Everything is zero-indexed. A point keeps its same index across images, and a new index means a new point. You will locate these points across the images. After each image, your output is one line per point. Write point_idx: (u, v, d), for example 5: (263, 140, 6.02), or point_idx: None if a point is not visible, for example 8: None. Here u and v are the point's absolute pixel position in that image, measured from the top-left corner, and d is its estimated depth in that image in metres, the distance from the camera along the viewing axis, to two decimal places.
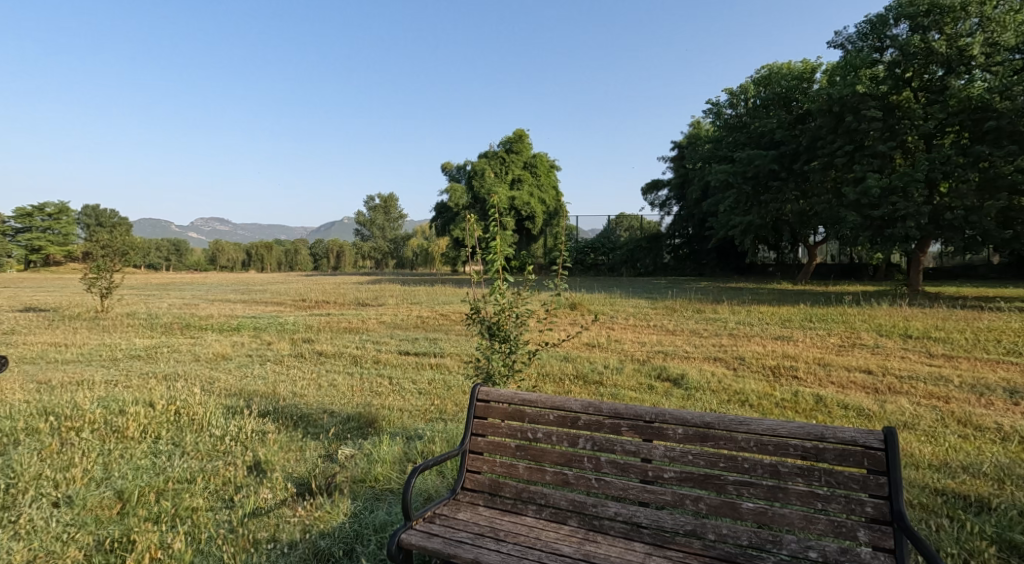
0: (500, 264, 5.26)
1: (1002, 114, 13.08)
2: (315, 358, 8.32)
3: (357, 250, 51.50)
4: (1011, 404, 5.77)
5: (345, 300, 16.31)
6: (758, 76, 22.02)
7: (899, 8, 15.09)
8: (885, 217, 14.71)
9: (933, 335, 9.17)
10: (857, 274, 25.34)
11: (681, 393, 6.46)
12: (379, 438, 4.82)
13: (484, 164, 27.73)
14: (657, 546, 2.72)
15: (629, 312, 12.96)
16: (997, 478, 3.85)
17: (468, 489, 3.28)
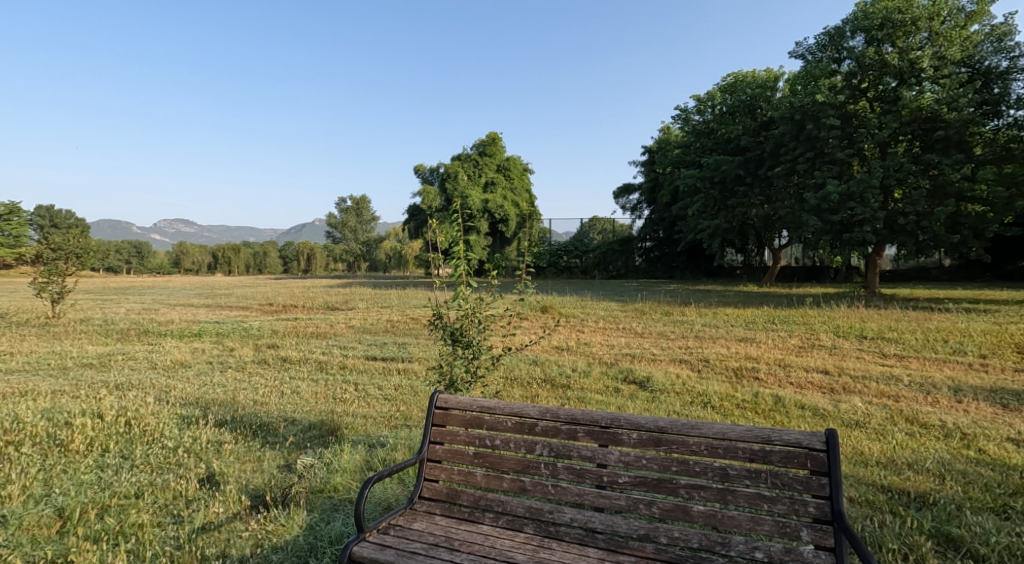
0: (464, 270, 5.21)
1: (950, 124, 13.73)
2: (279, 364, 8.16)
3: (327, 253, 50.83)
4: (955, 402, 6.01)
5: (313, 304, 16.07)
6: (724, 83, 22.37)
7: (855, 20, 15.68)
8: (843, 221, 15.11)
9: (886, 336, 9.51)
10: (818, 277, 26.08)
11: (647, 395, 6.55)
12: (340, 446, 4.73)
13: (457, 167, 27.67)
14: (610, 551, 2.75)
15: (598, 315, 13.07)
16: (938, 473, 4.00)
17: (425, 498, 3.24)
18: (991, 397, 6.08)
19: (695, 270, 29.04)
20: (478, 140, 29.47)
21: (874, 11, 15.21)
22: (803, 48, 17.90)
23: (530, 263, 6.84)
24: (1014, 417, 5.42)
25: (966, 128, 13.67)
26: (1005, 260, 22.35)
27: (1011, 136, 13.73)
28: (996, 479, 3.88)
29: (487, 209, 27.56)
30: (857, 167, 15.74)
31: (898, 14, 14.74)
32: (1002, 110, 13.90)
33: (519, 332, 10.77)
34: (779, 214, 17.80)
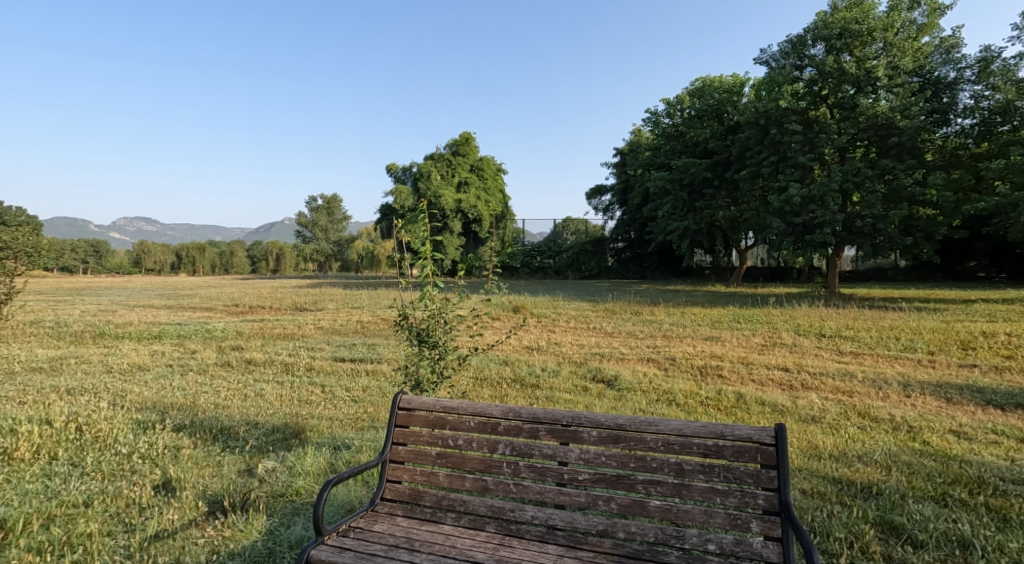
0: (431, 271, 5.17)
1: (903, 131, 14.25)
2: (243, 367, 8.00)
3: (296, 253, 49.88)
4: (905, 396, 6.25)
5: (281, 305, 15.78)
6: (693, 87, 22.84)
7: (817, 29, 16.03)
8: (804, 224, 15.56)
9: (844, 334, 9.82)
10: (782, 278, 26.78)
11: (614, 393, 6.63)
12: (303, 449, 4.66)
13: (429, 167, 27.58)
14: (569, 547, 2.79)
15: (569, 315, 13.19)
16: (886, 465, 4.15)
17: (388, 500, 3.22)
18: (938, 392, 6.33)
19: (665, 270, 29.50)
20: (451, 140, 29.43)
21: (834, 21, 15.52)
22: (767, 55, 18.23)
23: (496, 264, 6.82)
24: (958, 410, 5.66)
25: (918, 134, 14.25)
26: (955, 260, 23.41)
27: (959, 144, 14.69)
28: (939, 468, 4.06)
29: (460, 209, 27.41)
30: (819, 172, 16.11)
31: (856, 24, 15.09)
32: (950, 119, 14.67)
33: (490, 333, 10.77)
34: (745, 216, 18.26)
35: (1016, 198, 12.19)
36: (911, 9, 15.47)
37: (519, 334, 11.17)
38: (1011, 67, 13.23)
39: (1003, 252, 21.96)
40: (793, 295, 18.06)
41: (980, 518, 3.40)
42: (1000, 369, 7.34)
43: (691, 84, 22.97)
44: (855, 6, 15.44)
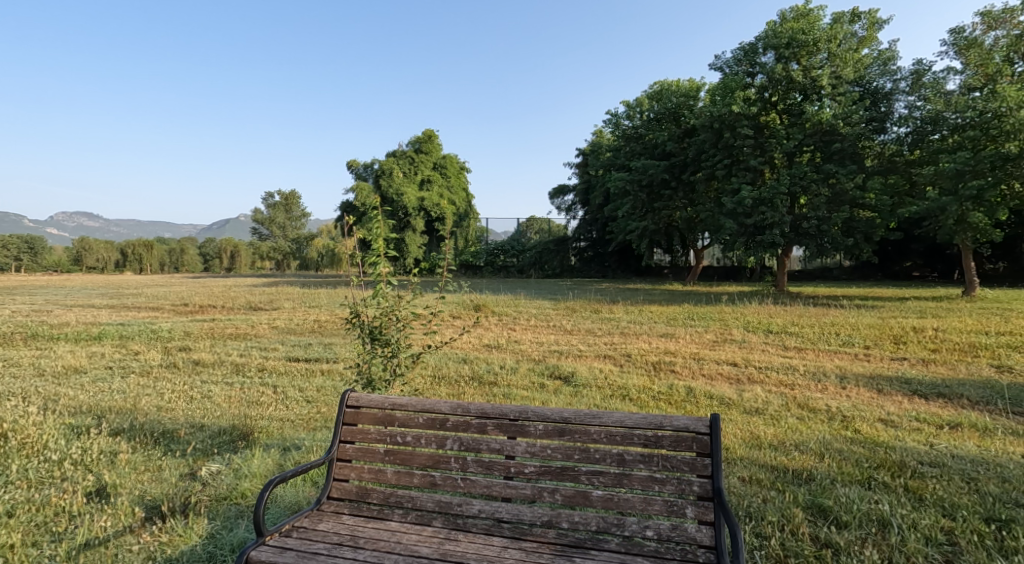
0: (383, 268, 5.11)
1: (845, 138, 15.13)
2: (190, 368, 7.74)
3: (251, 250, 48.38)
4: (841, 388, 6.55)
5: (233, 304, 15.30)
6: (652, 91, 23.32)
7: (767, 38, 16.18)
8: (755, 225, 16.01)
9: (789, 330, 10.21)
10: (736, 276, 27.58)
11: (570, 390, 6.72)
12: (250, 451, 4.54)
13: (392, 163, 27.08)
14: (514, 538, 2.83)
15: (530, 313, 13.25)
16: (820, 453, 4.35)
17: (334, 499, 3.18)
18: (871, 384, 6.66)
19: (626, 270, 29.96)
20: (413, 136, 29.15)
21: (782, 30, 15.84)
22: (722, 62, 18.60)
23: (451, 263, 6.72)
24: (888, 400, 5.98)
25: (859, 141, 15.18)
26: (893, 260, 24.61)
27: (895, 151, 15.43)
28: (867, 454, 4.29)
29: (422, 207, 27.08)
30: (770, 175, 16.72)
31: (804, 34, 15.48)
32: (888, 127, 15.43)
33: (451, 332, 10.72)
34: (701, 216, 18.76)
35: (945, 202, 12.93)
36: (852, 22, 16.09)
37: (478, 332, 11.14)
38: (940, 79, 14.10)
39: (936, 253, 23.19)
40: (743, 295, 18.01)
41: (900, 499, 3.61)
42: (926, 361, 7.77)
43: (650, 88, 23.41)
44: (802, 17, 15.84)
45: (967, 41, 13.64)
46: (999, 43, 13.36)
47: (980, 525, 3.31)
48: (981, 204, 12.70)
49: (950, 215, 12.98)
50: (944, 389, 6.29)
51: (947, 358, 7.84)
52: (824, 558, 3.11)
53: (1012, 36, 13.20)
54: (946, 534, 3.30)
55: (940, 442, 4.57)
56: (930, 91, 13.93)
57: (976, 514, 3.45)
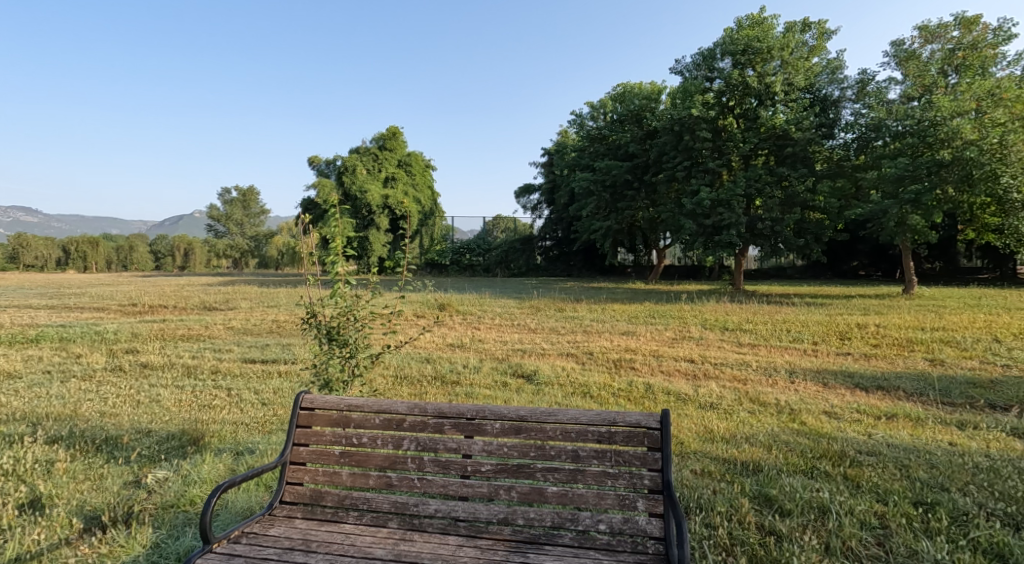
0: (341, 268, 5.05)
1: (797, 142, 15.68)
2: (137, 371, 7.46)
3: (206, 248, 46.96)
4: (790, 382, 6.79)
5: (186, 304, 14.79)
6: (615, 92, 23.64)
7: (724, 44, 16.58)
8: (713, 226, 16.38)
9: (744, 327, 10.53)
10: (696, 275, 28.21)
11: (532, 388, 6.77)
12: (200, 456, 4.40)
13: (355, 160, 26.59)
14: (470, 536, 2.85)
15: (495, 312, 13.25)
16: (768, 445, 4.51)
17: (287, 503, 3.12)
18: (818, 378, 6.93)
19: (590, 269, 30.37)
20: (377, 133, 28.76)
21: (739, 37, 16.27)
22: (681, 66, 18.97)
23: (412, 262, 6.64)
24: (833, 394, 6.23)
25: (809, 146, 15.70)
26: (841, 260, 25.56)
27: (842, 155, 16.05)
28: (811, 445, 4.46)
29: (387, 205, 26.57)
30: (727, 177, 17.17)
31: (759, 41, 15.91)
32: (836, 133, 16.03)
33: (413, 331, 10.64)
34: (662, 217, 19.14)
35: (886, 204, 13.64)
36: (803, 32, 16.57)
37: (442, 332, 11.07)
38: (882, 89, 14.75)
39: (880, 253, 24.22)
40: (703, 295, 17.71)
41: (839, 486, 3.78)
42: (868, 356, 8.12)
43: (613, 90, 23.73)
44: (757, 24, 16.28)
45: (906, 53, 14.29)
46: (935, 56, 14.03)
47: (909, 509, 3.49)
48: (919, 207, 13.35)
49: (890, 217, 13.65)
50: (883, 382, 6.59)
51: (887, 352, 8.22)
52: (768, 545, 3.23)
53: (946, 50, 13.89)
54: (879, 518, 3.47)
55: (878, 432, 4.79)
56: (873, 100, 14.58)
57: (907, 499, 3.63)
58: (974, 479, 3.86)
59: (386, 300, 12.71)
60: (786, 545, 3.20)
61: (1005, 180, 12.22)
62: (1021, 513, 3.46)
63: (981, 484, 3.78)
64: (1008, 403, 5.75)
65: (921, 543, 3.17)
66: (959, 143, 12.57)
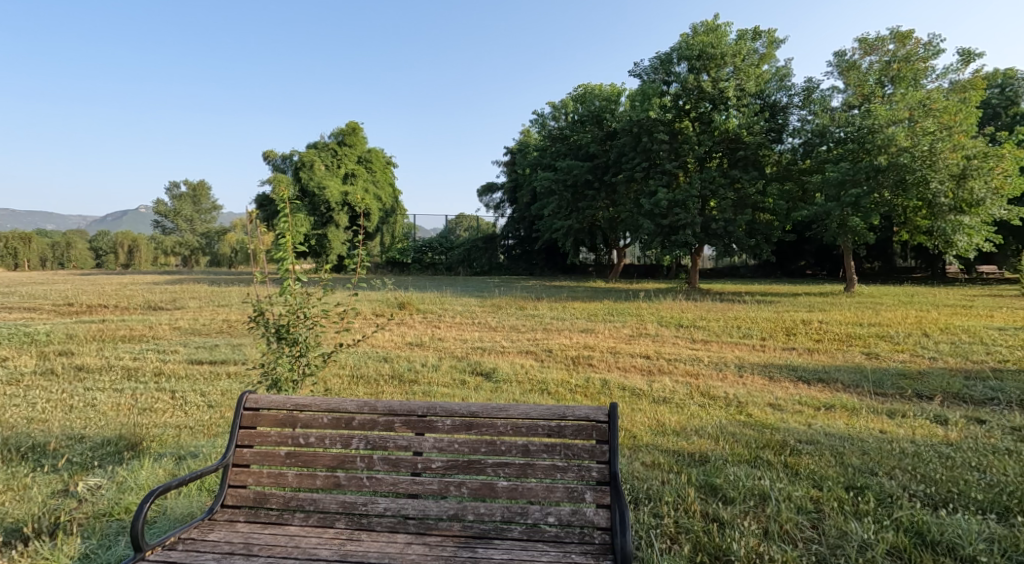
0: (291, 263, 4.91)
1: (749, 146, 16.18)
2: (71, 374, 7.10)
3: (152, 245, 45.11)
4: (740, 376, 7.00)
5: (130, 304, 14.15)
6: (576, 93, 23.85)
7: (680, 49, 16.90)
8: (670, 225, 16.68)
9: (697, 323, 10.80)
10: (655, 274, 28.74)
11: (491, 385, 6.76)
12: (139, 461, 4.21)
13: (313, 156, 26.01)
14: (419, 534, 2.82)
15: (455, 311, 13.18)
16: (715, 436, 4.62)
17: (228, 506, 3.01)
18: (764, 371, 7.18)
19: (553, 267, 30.69)
20: (336, 128, 28.16)
21: (694, 42, 16.60)
22: (640, 69, 19.25)
23: (368, 259, 6.49)
24: (777, 386, 6.45)
25: (759, 150, 16.24)
26: (789, 260, 26.46)
27: (790, 159, 16.62)
28: (756, 436, 4.59)
29: (346, 203, 25.91)
30: (683, 178, 17.52)
31: (714, 48, 16.30)
32: (784, 137, 16.56)
33: (370, 330, 10.50)
34: (621, 216, 19.38)
35: (830, 207, 14.21)
36: (754, 39, 17.00)
37: (401, 331, 10.93)
38: (826, 96, 15.35)
39: (825, 253, 25.19)
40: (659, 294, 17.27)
41: (779, 474, 3.90)
42: (812, 350, 8.42)
43: (574, 91, 23.94)
44: (711, 31, 16.62)
45: (847, 64, 14.83)
46: (872, 67, 14.58)
47: (842, 493, 3.63)
48: (858, 210, 13.95)
49: (833, 219, 14.22)
50: (824, 375, 6.86)
51: (828, 346, 8.56)
52: (711, 531, 3.31)
53: (882, 63, 14.44)
54: (815, 503, 3.60)
55: (817, 422, 4.98)
56: (818, 106, 15.17)
57: (840, 483, 3.78)
58: (901, 463, 4.05)
59: (342, 297, 12.47)
60: (728, 531, 3.27)
61: (935, 185, 12.92)
62: (940, 494, 3.65)
63: (906, 467, 3.97)
64: (932, 393, 6.06)
65: (851, 525, 3.31)
66: (894, 150, 13.21)
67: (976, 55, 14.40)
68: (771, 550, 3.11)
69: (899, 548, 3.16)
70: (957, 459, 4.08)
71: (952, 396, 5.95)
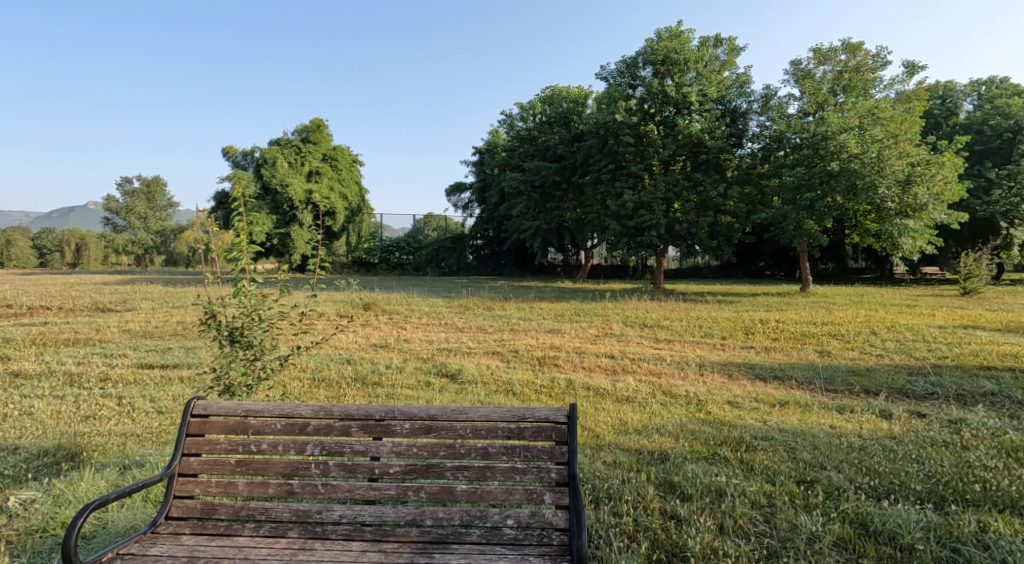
0: (246, 263, 4.76)
1: (711, 150, 16.45)
2: (9, 381, 6.73)
3: (102, 244, 43.34)
4: (700, 374, 7.10)
5: (77, 305, 13.52)
6: (543, 95, 23.89)
7: (646, 54, 17.13)
8: (636, 226, 16.84)
9: (660, 323, 10.92)
10: (621, 274, 29.07)
11: (456, 387, 6.67)
12: (78, 473, 4.00)
13: (276, 152, 25.31)
14: (375, 541, 2.73)
15: (422, 311, 13.01)
16: (675, 434, 4.65)
17: (173, 519, 2.87)
18: (724, 369, 7.29)
19: (521, 267, 30.69)
20: (300, 124, 27.52)
21: (658, 48, 16.86)
22: (606, 72, 19.38)
23: (327, 260, 6.31)
24: (735, 384, 6.57)
25: (720, 154, 16.57)
26: (749, 260, 27.05)
27: (750, 163, 17.01)
28: (714, 434, 4.63)
29: (310, 201, 25.34)
30: (648, 180, 17.71)
31: (678, 53, 16.58)
32: (744, 142, 16.92)
33: (332, 331, 10.29)
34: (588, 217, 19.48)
35: (786, 210, 14.56)
36: (715, 46, 17.31)
37: (365, 333, 10.74)
38: (783, 103, 15.73)
39: (783, 254, 25.90)
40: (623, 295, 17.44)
41: (735, 470, 3.95)
42: (768, 349, 8.60)
43: (541, 92, 23.98)
44: (675, 37, 16.90)
45: (802, 72, 15.18)
46: (826, 77, 14.97)
47: (793, 487, 3.68)
48: (813, 213, 14.36)
49: (789, 221, 14.57)
50: (779, 372, 7.01)
51: (784, 345, 8.75)
52: (668, 528, 3.32)
53: (835, 72, 14.85)
54: (768, 497, 3.64)
55: (773, 418, 5.06)
56: (775, 113, 15.54)
57: (792, 478, 3.84)
58: (848, 457, 4.13)
59: (303, 298, 12.18)
60: (684, 528, 3.29)
61: (882, 191, 13.43)
62: (883, 486, 3.74)
63: (853, 461, 4.06)
64: (878, 388, 6.24)
65: (800, 518, 3.36)
66: (845, 156, 13.63)
67: (920, 67, 14.95)
68: (726, 546, 3.13)
69: (845, 539, 3.22)
70: (900, 451, 4.19)
71: (897, 391, 6.15)
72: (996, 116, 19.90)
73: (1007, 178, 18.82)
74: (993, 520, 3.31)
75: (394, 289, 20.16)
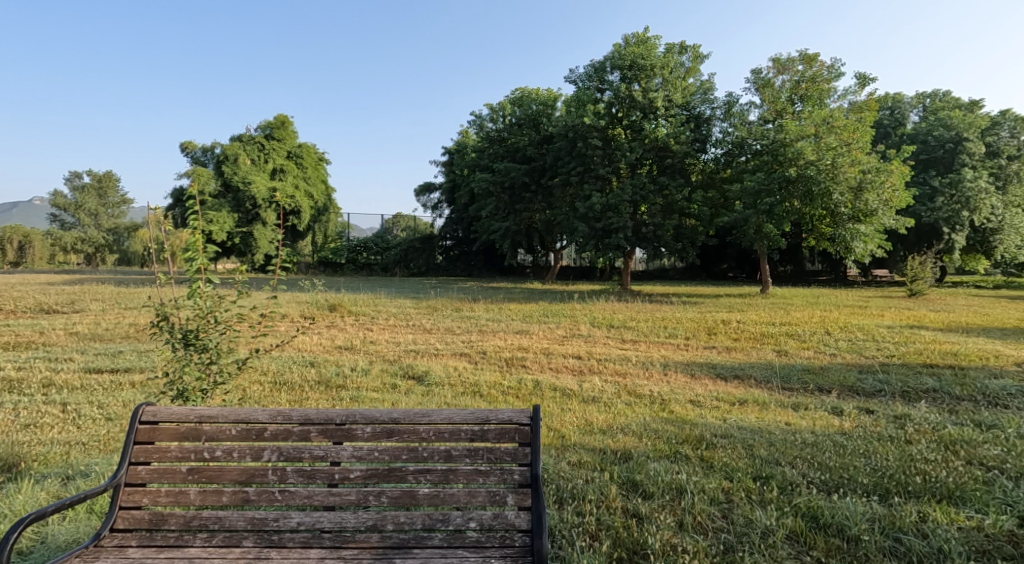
0: (201, 264, 4.58)
1: (676, 154, 16.68)
2: None
3: (50, 241, 41.50)
4: (665, 374, 7.18)
5: (23, 307, 12.91)
6: (513, 97, 23.89)
7: (614, 58, 17.32)
8: (604, 228, 16.97)
9: (627, 324, 11.04)
10: (589, 275, 29.31)
11: (422, 389, 6.60)
12: (15, 485, 3.81)
13: (238, 149, 24.67)
14: (335, 548, 2.67)
15: (389, 312, 12.87)
16: (638, 433, 4.69)
17: (118, 530, 2.75)
18: (687, 369, 7.38)
19: (490, 268, 30.66)
20: (264, 121, 26.88)
21: (626, 53, 17.14)
22: (575, 76, 19.52)
23: (290, 261, 6.14)
24: (698, 383, 6.66)
25: (685, 158, 16.81)
26: (713, 262, 27.59)
27: (713, 167, 17.38)
28: (677, 433, 4.67)
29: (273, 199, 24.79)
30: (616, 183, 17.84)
31: (644, 59, 16.84)
32: (707, 147, 17.24)
33: (296, 333, 10.08)
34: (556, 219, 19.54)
35: (747, 213, 14.81)
36: (681, 53, 17.59)
37: (330, 335, 10.55)
38: (744, 110, 16.10)
39: (745, 257, 26.56)
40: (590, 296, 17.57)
41: (695, 467, 4.00)
42: (729, 349, 8.78)
43: (511, 94, 23.99)
44: (641, 43, 17.18)
45: (762, 81, 15.59)
46: (785, 86, 15.39)
47: (749, 483, 3.75)
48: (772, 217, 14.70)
49: (750, 225, 14.85)
50: (739, 371, 7.15)
51: (744, 345, 8.94)
52: (629, 527, 3.33)
53: (793, 81, 15.25)
54: (725, 493, 3.70)
55: (732, 417, 5.15)
56: (737, 120, 15.90)
57: (749, 473, 3.91)
58: (802, 453, 4.22)
59: (266, 299, 11.91)
60: (645, 526, 3.31)
61: (837, 196, 13.84)
62: (833, 480, 3.83)
63: (806, 457, 4.15)
64: (831, 386, 6.41)
65: (755, 513, 3.41)
66: (802, 162, 14.03)
67: (871, 78, 15.49)
68: (684, 542, 3.16)
69: (797, 532, 3.29)
70: (849, 446, 4.31)
71: (848, 389, 6.34)
72: (940, 127, 20.75)
73: (949, 186, 19.64)
74: (933, 510, 3.43)
75: (360, 289, 20.06)
